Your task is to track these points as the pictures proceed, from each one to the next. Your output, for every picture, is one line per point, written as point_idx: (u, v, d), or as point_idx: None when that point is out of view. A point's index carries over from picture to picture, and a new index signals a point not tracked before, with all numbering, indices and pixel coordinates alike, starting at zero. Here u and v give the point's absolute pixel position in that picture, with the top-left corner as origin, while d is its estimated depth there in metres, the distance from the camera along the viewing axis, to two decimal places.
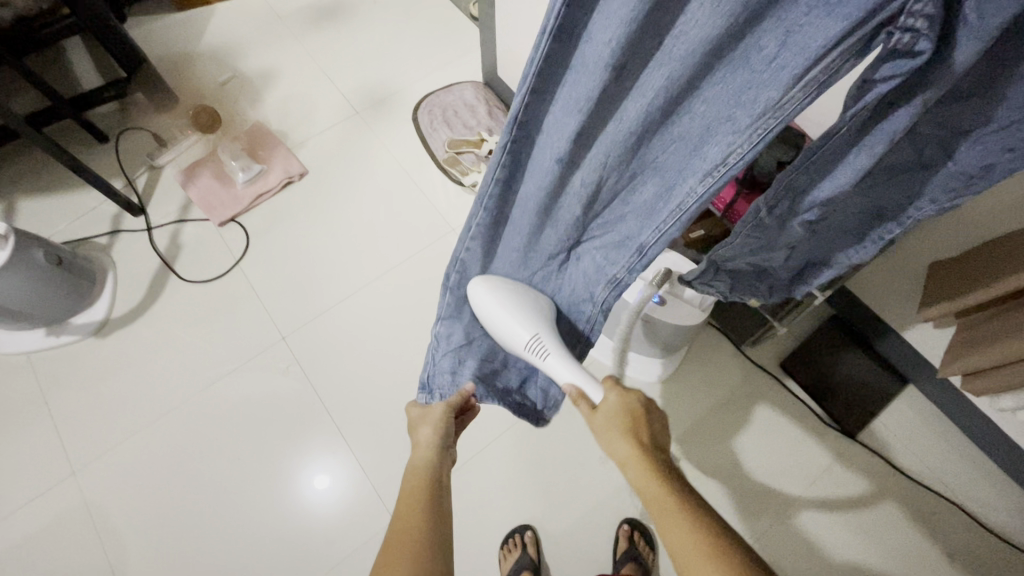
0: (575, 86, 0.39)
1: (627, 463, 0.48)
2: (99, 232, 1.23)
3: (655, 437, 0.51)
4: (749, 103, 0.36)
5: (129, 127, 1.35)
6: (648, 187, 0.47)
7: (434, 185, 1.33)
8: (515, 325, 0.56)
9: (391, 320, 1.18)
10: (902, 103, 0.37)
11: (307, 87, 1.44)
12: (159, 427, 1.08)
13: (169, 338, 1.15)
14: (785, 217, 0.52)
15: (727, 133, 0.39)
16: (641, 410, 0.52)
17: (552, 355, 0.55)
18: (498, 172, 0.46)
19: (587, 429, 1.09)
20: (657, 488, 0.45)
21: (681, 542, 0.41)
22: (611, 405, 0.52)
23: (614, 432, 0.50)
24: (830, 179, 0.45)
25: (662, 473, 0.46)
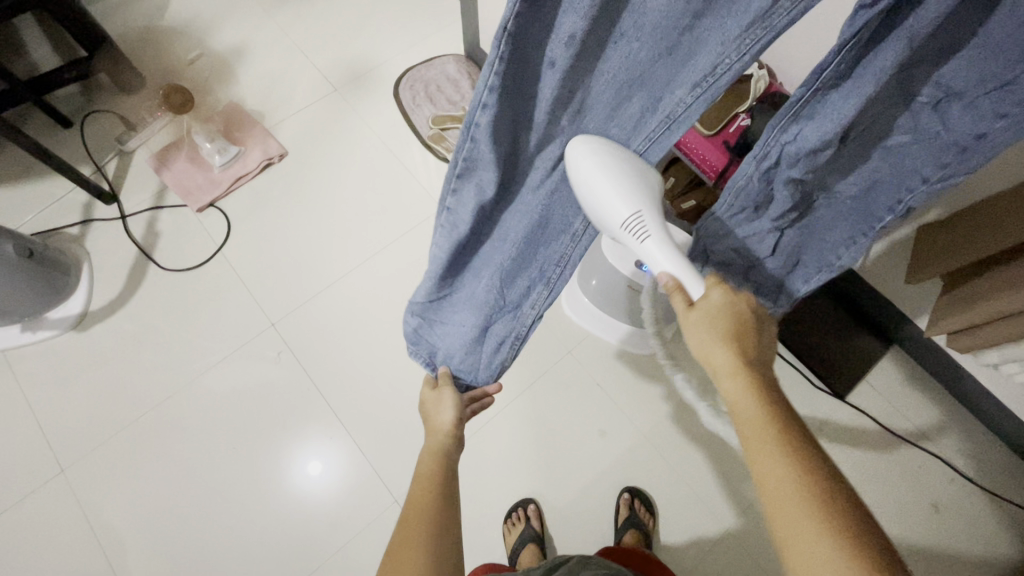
0: (576, 0, 0.34)
1: (723, 371, 0.45)
2: (69, 221, 1.18)
3: (758, 346, 0.47)
4: (740, 12, 0.37)
5: (94, 111, 1.28)
6: (633, 106, 0.46)
7: (419, 163, 1.30)
8: (617, 198, 0.48)
9: (382, 302, 1.16)
10: (885, 38, 0.38)
11: (282, 64, 1.38)
12: (149, 420, 1.05)
13: (153, 329, 1.11)
14: (771, 177, 0.51)
15: (716, 41, 0.40)
16: (748, 314, 0.48)
17: (652, 237, 0.51)
18: (476, 128, 0.41)
19: (585, 402, 1.10)
20: (753, 413, 0.42)
21: (770, 462, 0.40)
22: (714, 304, 0.48)
23: (713, 332, 0.47)
24: (818, 128, 0.44)
25: (761, 390, 0.44)
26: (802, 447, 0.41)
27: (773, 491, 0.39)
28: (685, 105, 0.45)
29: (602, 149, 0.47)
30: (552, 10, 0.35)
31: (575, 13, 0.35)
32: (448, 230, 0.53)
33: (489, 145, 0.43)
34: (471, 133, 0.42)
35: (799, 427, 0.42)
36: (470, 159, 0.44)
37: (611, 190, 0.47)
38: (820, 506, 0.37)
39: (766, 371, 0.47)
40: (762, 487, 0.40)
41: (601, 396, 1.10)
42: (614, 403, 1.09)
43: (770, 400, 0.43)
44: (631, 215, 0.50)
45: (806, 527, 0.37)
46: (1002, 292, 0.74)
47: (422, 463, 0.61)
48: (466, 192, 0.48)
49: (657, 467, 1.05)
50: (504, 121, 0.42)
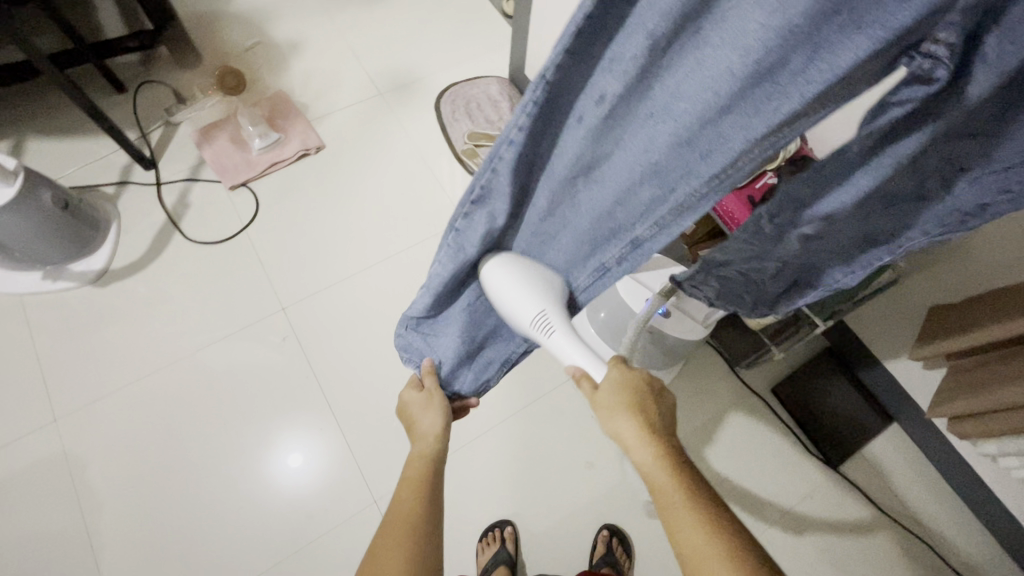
0: (614, 63, 0.34)
1: (631, 439, 0.51)
2: (106, 180, 1.21)
3: (661, 416, 0.54)
4: (766, 115, 0.34)
5: (149, 80, 1.33)
6: (646, 187, 0.43)
7: (449, 174, 1.33)
8: (526, 300, 0.52)
9: (393, 302, 1.18)
10: (908, 133, 0.38)
11: (333, 62, 1.44)
12: (148, 384, 1.06)
13: (166, 295, 1.14)
14: (784, 228, 0.54)
15: (739, 140, 0.36)
16: (645, 388, 0.55)
17: (558, 333, 0.53)
18: (501, 155, 0.41)
19: (577, 431, 1.09)
20: (663, 480, 0.48)
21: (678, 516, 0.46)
22: (615, 379, 0.54)
23: (621, 408, 0.52)
24: (834, 199, 0.47)
25: (666, 452, 0.50)
26: (707, 500, 0.47)
27: (685, 553, 0.44)
28: (699, 197, 0.42)
29: (523, 265, 0.53)
30: (592, 70, 0.35)
31: (611, 74, 0.35)
32: (453, 251, 0.50)
33: (509, 179, 0.43)
34: (494, 157, 0.41)
35: (703, 486, 0.48)
36: (487, 190, 0.44)
37: (508, 300, 0.52)
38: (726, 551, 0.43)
39: (671, 434, 0.53)
40: (679, 548, 0.45)
41: (593, 428, 1.10)
42: (606, 437, 1.09)
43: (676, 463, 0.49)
44: (540, 310, 0.52)
45: (717, 575, 0.42)
46: (1006, 382, 0.74)
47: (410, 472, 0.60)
48: (478, 218, 0.46)
49: (639, 508, 1.04)
50: (531, 152, 0.41)
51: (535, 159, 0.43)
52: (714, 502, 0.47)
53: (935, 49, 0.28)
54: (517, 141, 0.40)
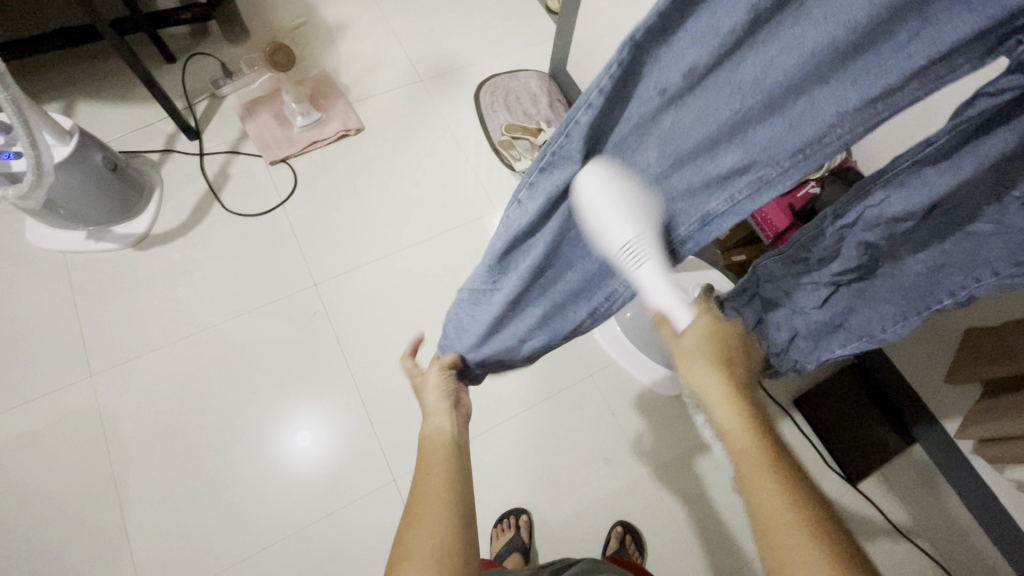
0: (697, 30, 0.34)
1: (715, 396, 0.48)
2: (152, 147, 1.24)
3: (744, 375, 0.50)
4: (864, 86, 0.34)
5: (198, 52, 1.35)
6: (717, 166, 0.41)
7: (485, 164, 1.34)
8: (616, 222, 0.44)
9: (423, 286, 1.19)
10: (994, 130, 0.39)
11: (378, 46, 1.45)
12: (181, 347, 1.09)
13: (204, 262, 1.16)
14: (843, 233, 0.54)
15: (834, 111, 0.36)
16: (731, 345, 0.52)
17: (647, 264, 0.46)
18: (570, 124, 0.40)
19: (596, 427, 1.10)
20: (743, 440, 0.45)
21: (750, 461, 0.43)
22: (699, 332, 0.52)
23: (702, 362, 0.50)
24: (906, 198, 0.47)
25: (751, 414, 0.46)
26: (793, 471, 0.42)
27: (761, 507, 0.41)
28: (783, 170, 0.40)
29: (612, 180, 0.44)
30: (675, 39, 0.35)
31: (698, 41, 0.34)
32: (513, 219, 0.50)
33: (582, 141, 0.41)
34: (570, 127, 0.41)
35: (788, 454, 0.44)
36: (556, 156, 0.43)
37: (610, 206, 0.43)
38: (811, 531, 0.39)
39: (757, 398, 0.49)
40: (756, 514, 0.41)
41: (612, 425, 1.10)
42: (624, 435, 1.10)
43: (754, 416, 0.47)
44: (632, 239, 0.44)
45: (803, 551, 0.38)
46: None
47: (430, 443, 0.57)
48: (543, 184, 0.45)
49: (654, 507, 1.04)
50: (602, 126, 0.41)
51: (593, 136, 0.42)
52: (800, 473, 0.42)
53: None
54: (592, 107, 0.39)
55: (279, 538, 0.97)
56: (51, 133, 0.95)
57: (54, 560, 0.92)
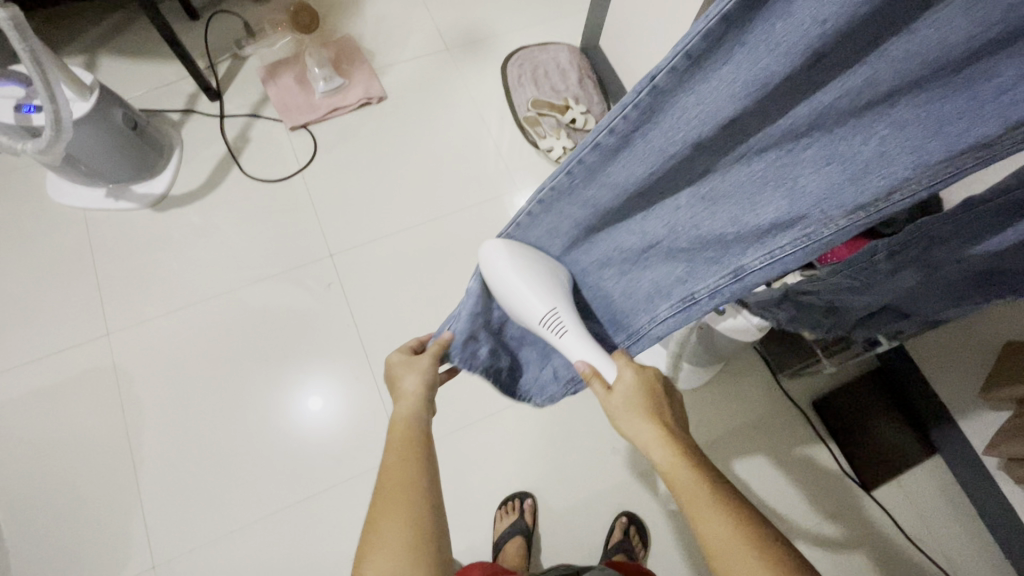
0: (752, 55, 0.35)
1: (649, 443, 0.49)
2: (173, 106, 1.23)
3: (673, 413, 0.52)
4: (948, 135, 0.33)
5: (221, 10, 1.32)
6: (775, 207, 0.42)
7: (508, 140, 1.30)
8: (532, 298, 0.53)
9: (439, 262, 1.17)
10: None
11: (404, 11, 1.40)
12: (197, 310, 1.09)
13: (221, 226, 1.16)
14: (905, 262, 0.46)
15: (906, 164, 0.35)
16: (659, 386, 0.53)
17: (568, 333, 0.54)
18: (604, 140, 0.44)
19: (607, 416, 1.08)
20: (686, 478, 0.46)
21: (683, 480, 0.46)
22: (627, 382, 0.52)
23: (634, 412, 0.51)
24: (1007, 233, 0.38)
25: (683, 451, 0.48)
26: (739, 504, 0.44)
27: (709, 537, 0.43)
28: (834, 228, 0.39)
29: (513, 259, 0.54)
30: (724, 67, 0.36)
31: (751, 69, 0.36)
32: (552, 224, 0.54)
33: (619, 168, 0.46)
34: (593, 142, 0.44)
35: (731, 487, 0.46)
36: (588, 173, 0.47)
37: (503, 286, 0.54)
38: (768, 554, 0.41)
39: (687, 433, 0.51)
40: (709, 551, 0.43)
41: None
42: None
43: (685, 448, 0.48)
44: (547, 311, 0.53)
45: None
46: None
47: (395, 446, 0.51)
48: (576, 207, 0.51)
49: (660, 501, 1.03)
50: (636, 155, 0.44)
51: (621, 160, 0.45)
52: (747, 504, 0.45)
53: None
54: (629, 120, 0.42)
55: (286, 505, 0.98)
56: (72, 87, 0.94)
57: (70, 506, 0.95)
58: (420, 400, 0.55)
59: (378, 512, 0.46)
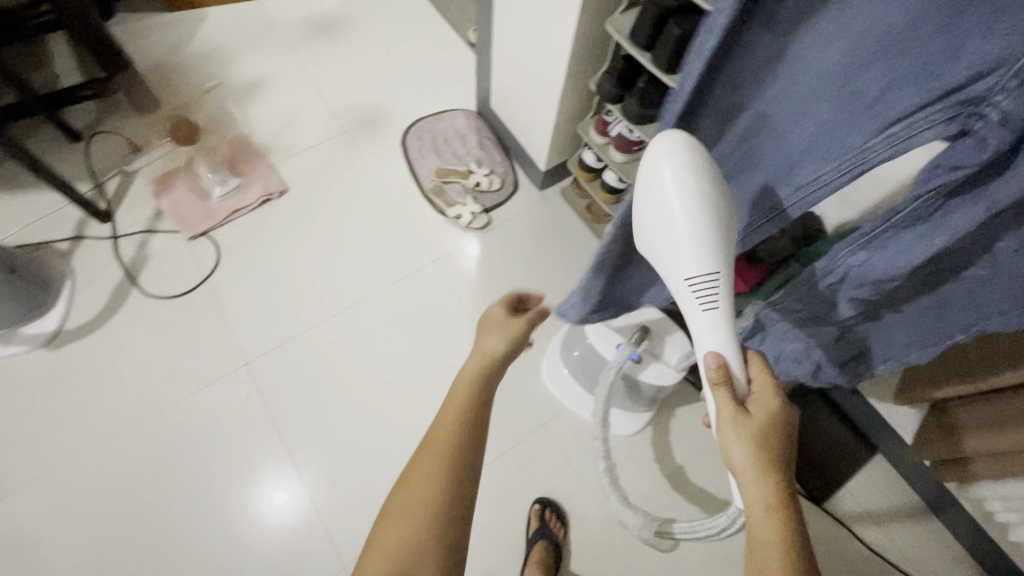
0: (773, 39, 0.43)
1: (742, 467, 0.52)
2: (60, 236, 1.18)
3: (783, 455, 0.53)
4: (926, 83, 0.39)
5: (104, 129, 1.29)
6: (808, 139, 0.48)
7: (418, 212, 1.30)
8: (687, 254, 0.52)
9: (362, 351, 1.14)
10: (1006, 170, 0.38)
11: (296, 101, 1.41)
12: (104, 450, 1.02)
13: (124, 354, 1.10)
14: (833, 296, 0.59)
15: (902, 106, 0.41)
16: (784, 425, 0.54)
17: (711, 307, 0.54)
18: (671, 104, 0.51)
19: (554, 479, 1.06)
20: (769, 509, 0.49)
21: (755, 493, 0.50)
22: (765, 402, 0.55)
23: (743, 430, 0.53)
24: (892, 259, 0.48)
25: (778, 486, 0.50)
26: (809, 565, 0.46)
27: (760, 541, 0.48)
28: (861, 152, 0.45)
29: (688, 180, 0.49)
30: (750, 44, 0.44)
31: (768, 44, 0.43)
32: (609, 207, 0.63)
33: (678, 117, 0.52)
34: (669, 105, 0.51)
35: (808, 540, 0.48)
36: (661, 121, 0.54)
37: (666, 208, 0.51)
38: None
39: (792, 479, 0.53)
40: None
41: (571, 476, 1.06)
42: (584, 484, 1.06)
43: (783, 475, 0.51)
44: (701, 272, 0.52)
45: None
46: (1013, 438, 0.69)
47: (452, 399, 0.57)
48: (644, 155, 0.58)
49: (620, 560, 1.00)
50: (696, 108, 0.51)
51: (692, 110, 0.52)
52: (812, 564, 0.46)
53: (992, 114, 0.36)
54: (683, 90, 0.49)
55: None
56: None
57: None
58: (492, 358, 0.61)
59: (416, 473, 0.51)
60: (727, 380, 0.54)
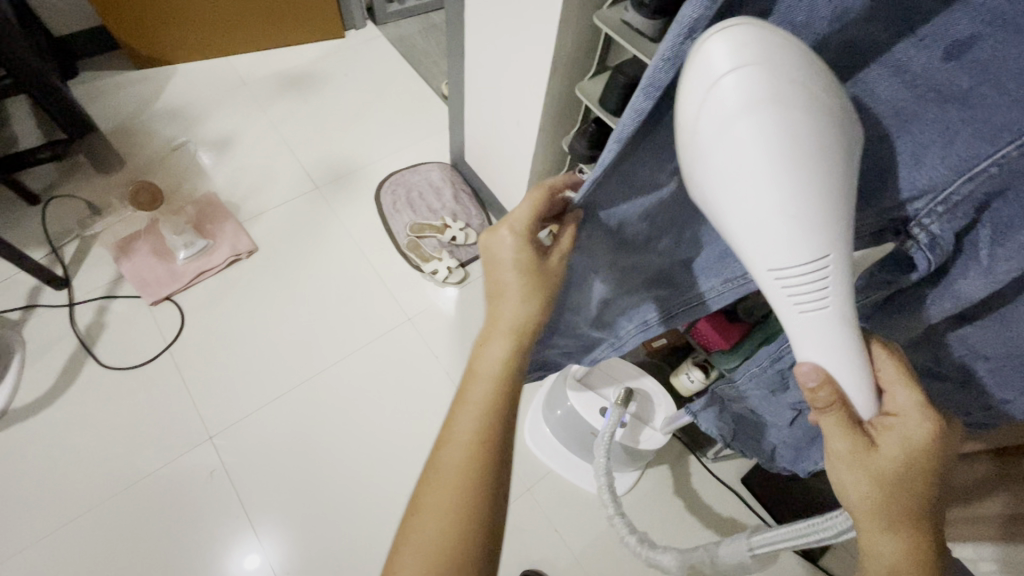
0: None
1: (861, 511, 0.39)
2: (12, 306, 1.12)
3: (928, 493, 0.38)
4: (918, 164, 0.33)
5: (63, 192, 1.25)
6: None
7: (393, 268, 1.27)
8: (803, 241, 0.30)
9: (333, 418, 1.09)
10: (966, 256, 0.37)
11: (267, 157, 1.39)
12: (52, 541, 0.94)
13: (76, 432, 1.03)
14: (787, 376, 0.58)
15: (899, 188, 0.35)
16: (933, 461, 0.38)
17: (825, 312, 0.33)
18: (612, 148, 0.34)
19: (541, 549, 1.01)
20: (903, 572, 0.38)
21: (881, 547, 0.39)
22: (908, 438, 0.38)
23: (865, 478, 0.39)
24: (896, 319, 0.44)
25: (915, 540, 0.38)
26: None
27: None
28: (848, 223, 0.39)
29: (786, 117, 0.27)
30: None
31: None
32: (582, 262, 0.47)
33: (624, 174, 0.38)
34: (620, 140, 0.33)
35: None
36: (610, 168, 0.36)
37: (753, 156, 0.28)
38: None
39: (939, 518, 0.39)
40: None
41: (558, 544, 1.01)
42: (572, 552, 1.01)
43: (916, 518, 0.38)
44: (803, 268, 0.31)
45: None
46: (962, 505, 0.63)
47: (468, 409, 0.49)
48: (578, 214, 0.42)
49: None
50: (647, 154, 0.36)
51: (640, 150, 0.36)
52: None
53: (921, 235, 0.36)
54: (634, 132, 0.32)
55: None
56: None
57: None
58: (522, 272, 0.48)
59: (423, 499, 0.46)
60: (842, 405, 0.37)
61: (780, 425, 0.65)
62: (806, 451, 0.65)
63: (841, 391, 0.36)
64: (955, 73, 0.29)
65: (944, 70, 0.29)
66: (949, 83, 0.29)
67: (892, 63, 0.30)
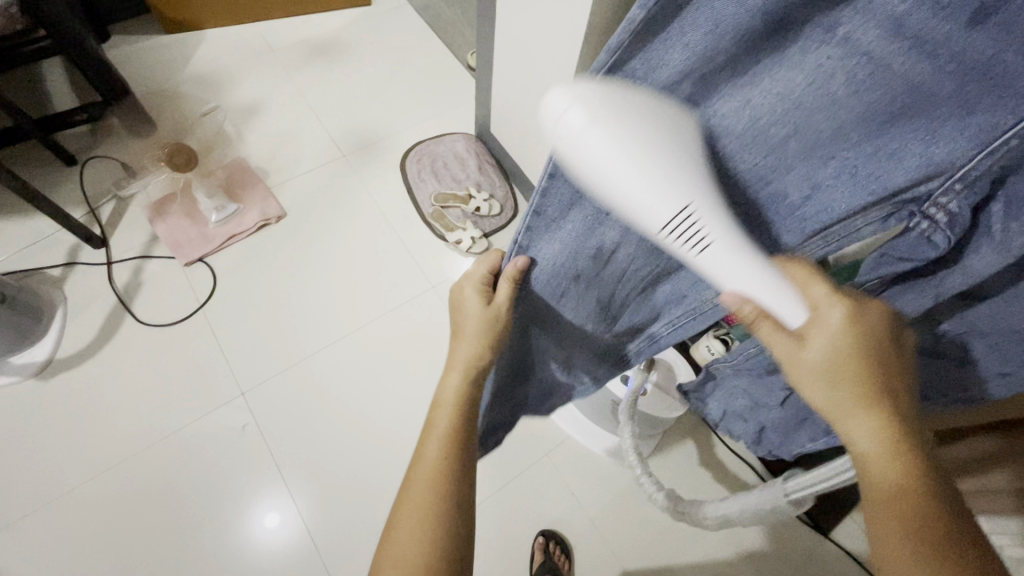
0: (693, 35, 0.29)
1: (828, 411, 0.41)
2: (53, 262, 1.16)
3: (874, 377, 0.39)
4: (930, 145, 0.30)
5: (100, 153, 1.28)
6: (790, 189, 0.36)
7: (417, 237, 1.29)
8: (665, 190, 0.31)
9: (360, 379, 1.12)
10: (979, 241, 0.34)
11: (295, 124, 1.41)
12: (97, 482, 1.00)
13: (117, 383, 1.07)
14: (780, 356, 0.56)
15: (906, 168, 0.32)
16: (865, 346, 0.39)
17: (714, 244, 0.34)
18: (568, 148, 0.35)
19: (557, 511, 1.04)
20: (872, 453, 0.38)
21: (857, 440, 0.39)
22: (828, 327, 0.40)
23: (814, 379, 0.41)
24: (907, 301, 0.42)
25: (879, 422, 0.39)
26: (927, 498, 0.36)
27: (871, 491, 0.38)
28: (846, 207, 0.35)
29: (622, 111, 0.29)
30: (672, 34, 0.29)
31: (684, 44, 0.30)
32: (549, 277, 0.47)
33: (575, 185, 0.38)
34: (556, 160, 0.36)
35: (927, 473, 0.37)
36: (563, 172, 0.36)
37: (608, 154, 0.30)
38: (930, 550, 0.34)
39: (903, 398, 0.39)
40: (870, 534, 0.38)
41: (574, 507, 1.04)
42: (587, 515, 1.04)
43: (869, 399, 0.39)
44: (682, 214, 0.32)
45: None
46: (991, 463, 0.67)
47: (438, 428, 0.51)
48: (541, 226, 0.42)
49: None
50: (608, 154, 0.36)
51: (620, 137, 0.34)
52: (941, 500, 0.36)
53: (938, 214, 0.33)
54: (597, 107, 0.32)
55: None
56: None
57: None
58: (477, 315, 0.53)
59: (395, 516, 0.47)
60: (763, 316, 0.39)
61: (770, 406, 0.64)
62: (793, 434, 0.64)
63: (761, 306, 0.39)
64: (978, 41, 0.25)
65: (964, 39, 0.25)
66: (972, 54, 0.26)
67: (909, 36, 0.26)
